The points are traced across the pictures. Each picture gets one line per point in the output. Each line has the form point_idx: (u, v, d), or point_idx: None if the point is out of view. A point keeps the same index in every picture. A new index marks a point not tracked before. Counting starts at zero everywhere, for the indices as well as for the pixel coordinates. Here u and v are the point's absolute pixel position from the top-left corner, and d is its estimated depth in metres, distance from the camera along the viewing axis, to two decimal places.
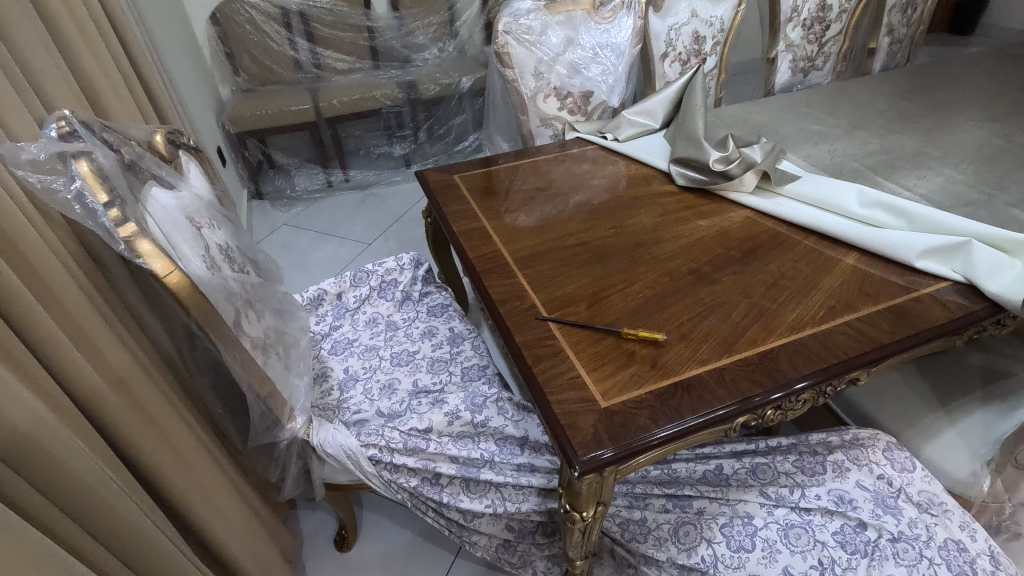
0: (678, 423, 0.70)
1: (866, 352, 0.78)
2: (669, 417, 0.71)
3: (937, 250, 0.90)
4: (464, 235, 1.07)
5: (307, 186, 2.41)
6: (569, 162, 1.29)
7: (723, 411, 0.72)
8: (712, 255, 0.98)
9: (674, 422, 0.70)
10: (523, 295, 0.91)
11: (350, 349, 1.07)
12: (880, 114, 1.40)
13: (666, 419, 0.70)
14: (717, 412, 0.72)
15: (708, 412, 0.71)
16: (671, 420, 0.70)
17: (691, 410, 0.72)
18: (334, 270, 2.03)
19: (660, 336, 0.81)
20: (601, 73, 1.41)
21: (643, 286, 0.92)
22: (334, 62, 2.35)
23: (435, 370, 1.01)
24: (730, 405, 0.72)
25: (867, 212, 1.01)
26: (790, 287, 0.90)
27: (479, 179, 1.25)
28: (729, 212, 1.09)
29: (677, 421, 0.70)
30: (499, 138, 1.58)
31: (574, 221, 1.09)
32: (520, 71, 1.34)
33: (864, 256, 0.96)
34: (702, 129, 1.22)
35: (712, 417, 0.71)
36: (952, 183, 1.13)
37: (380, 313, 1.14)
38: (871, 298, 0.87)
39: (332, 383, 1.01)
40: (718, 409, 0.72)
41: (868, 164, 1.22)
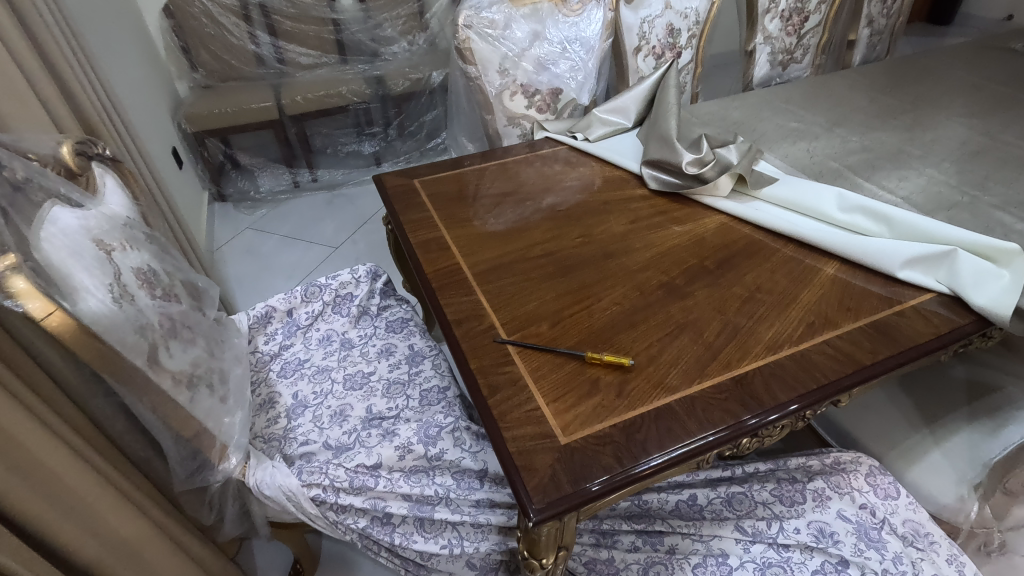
0: (653, 460, 0.64)
1: (847, 375, 0.73)
2: (639, 452, 0.65)
3: (920, 259, 0.85)
4: (421, 247, 0.99)
5: (272, 186, 2.31)
6: (536, 163, 1.23)
7: (702, 442, 0.66)
8: (684, 265, 0.91)
9: (653, 455, 0.65)
10: (481, 315, 0.84)
11: (301, 371, 1.00)
12: (860, 111, 1.35)
13: (636, 456, 0.64)
14: (694, 445, 0.66)
15: (684, 446, 0.66)
16: (642, 456, 0.65)
17: (662, 445, 0.66)
18: (298, 276, 1.94)
19: (627, 361, 0.74)
20: (570, 70, 1.34)
21: (610, 302, 0.85)
22: (298, 56, 2.25)
23: (391, 395, 0.95)
24: (709, 436, 0.67)
25: (848, 217, 0.95)
26: (766, 301, 0.84)
27: (440, 183, 1.17)
28: (703, 217, 1.03)
29: (651, 458, 0.64)
30: (464, 138, 1.49)
31: (539, 230, 1.02)
32: (484, 68, 1.26)
33: (844, 264, 0.90)
34: (675, 129, 1.15)
35: (690, 450, 0.65)
36: (934, 184, 1.08)
37: (334, 330, 1.07)
38: (852, 313, 0.81)
39: (279, 411, 0.94)
40: (697, 442, 0.66)
41: (848, 164, 1.16)
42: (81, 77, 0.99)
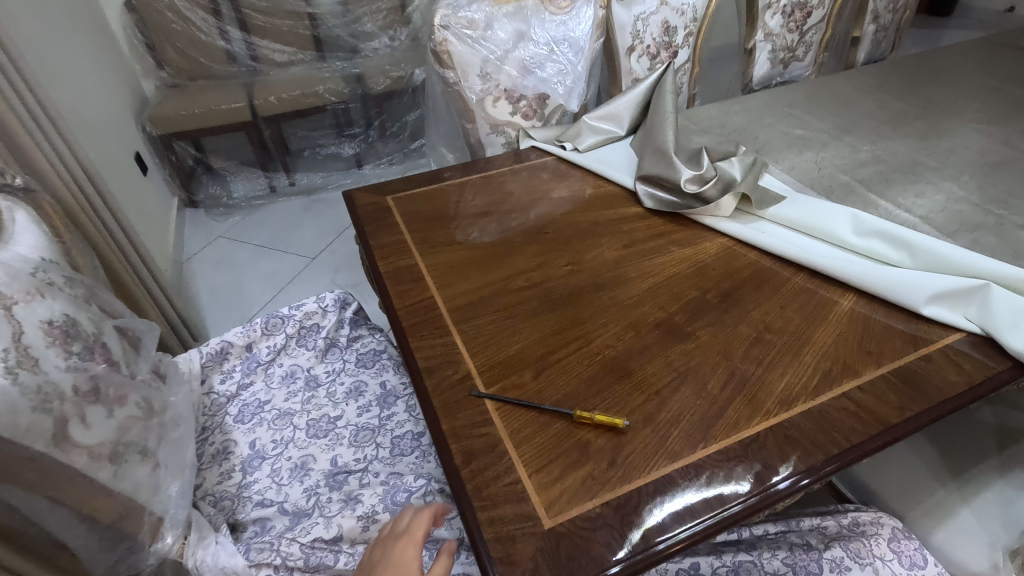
0: (675, 535, 0.56)
1: (872, 437, 0.63)
2: (658, 524, 0.57)
3: (947, 294, 0.76)
4: (392, 277, 0.89)
5: (246, 191, 2.20)
6: (521, 175, 1.13)
7: (720, 497, 0.59)
8: (684, 299, 0.82)
9: (683, 526, 0.57)
10: (455, 361, 0.74)
11: (260, 416, 0.90)
12: (869, 116, 1.25)
13: (652, 532, 0.56)
14: (718, 516, 0.58)
15: (711, 514, 0.58)
16: (663, 528, 0.57)
17: (685, 516, 0.58)
18: (272, 289, 1.83)
19: (622, 422, 0.65)
20: (558, 73, 1.22)
21: (600, 345, 0.76)
22: (272, 53, 2.12)
23: (359, 444, 0.86)
24: (731, 492, 0.60)
25: (864, 242, 0.86)
26: (777, 343, 0.75)
27: (416, 199, 1.07)
28: (703, 240, 0.93)
29: (673, 529, 0.57)
30: (444, 147, 1.38)
31: (523, 255, 0.92)
32: (463, 72, 1.16)
33: (863, 296, 0.81)
34: (673, 140, 1.06)
35: (718, 521, 0.57)
36: (954, 201, 0.98)
37: (299, 365, 0.97)
38: (873, 357, 0.72)
39: (233, 464, 0.84)
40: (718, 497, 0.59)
41: (860, 177, 1.06)
42: (44, 145, 0.97)
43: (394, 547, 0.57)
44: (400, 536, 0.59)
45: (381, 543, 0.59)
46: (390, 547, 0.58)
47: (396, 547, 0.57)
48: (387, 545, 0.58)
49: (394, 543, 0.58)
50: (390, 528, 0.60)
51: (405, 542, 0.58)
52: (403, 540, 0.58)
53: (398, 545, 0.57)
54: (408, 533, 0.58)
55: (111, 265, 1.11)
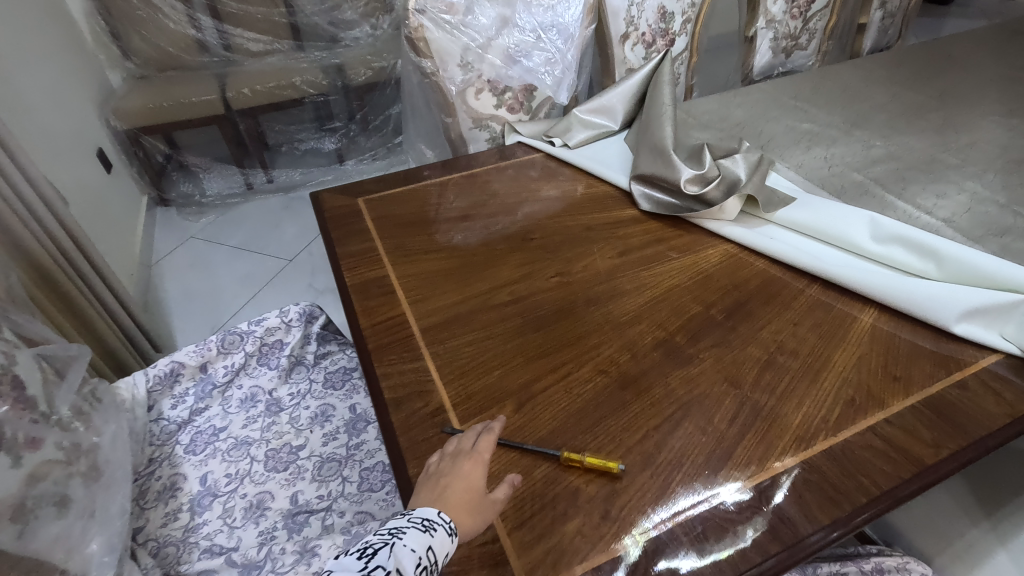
0: (673, 557, 0.51)
1: (904, 482, 0.55)
2: (658, 549, 0.51)
3: (980, 310, 0.68)
4: (359, 290, 0.80)
5: (221, 189, 2.09)
6: (506, 174, 1.03)
7: (717, 505, 0.54)
8: (685, 316, 0.73)
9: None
10: (427, 391, 0.65)
11: (214, 446, 0.81)
12: (880, 108, 1.16)
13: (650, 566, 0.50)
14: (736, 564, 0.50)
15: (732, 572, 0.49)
16: (664, 551, 0.51)
17: (686, 537, 0.52)
18: (246, 292, 1.73)
19: (617, 467, 0.56)
20: (545, 63, 1.13)
21: (592, 371, 0.67)
22: (246, 42, 2.01)
23: (323, 479, 0.77)
24: (727, 498, 0.54)
25: (883, 249, 0.78)
26: (791, 367, 0.66)
27: (389, 202, 0.97)
28: (705, 247, 0.85)
29: (671, 550, 0.51)
30: (423, 143, 1.28)
31: (506, 265, 0.83)
32: (442, 61, 1.06)
33: (884, 311, 0.72)
34: (670, 136, 0.97)
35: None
36: (978, 202, 0.90)
37: (259, 388, 0.88)
38: (901, 385, 0.63)
39: (181, 503, 0.75)
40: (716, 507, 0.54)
41: (874, 175, 0.97)
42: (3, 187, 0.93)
43: (460, 465, 0.52)
44: (466, 454, 0.53)
45: (444, 459, 0.54)
46: (456, 463, 0.53)
47: (461, 464, 0.52)
48: (451, 462, 0.53)
49: (459, 460, 0.53)
50: (453, 444, 0.55)
51: (471, 461, 0.53)
52: (468, 458, 0.53)
53: (463, 464, 0.52)
54: (475, 452, 0.53)
55: (73, 301, 1.06)
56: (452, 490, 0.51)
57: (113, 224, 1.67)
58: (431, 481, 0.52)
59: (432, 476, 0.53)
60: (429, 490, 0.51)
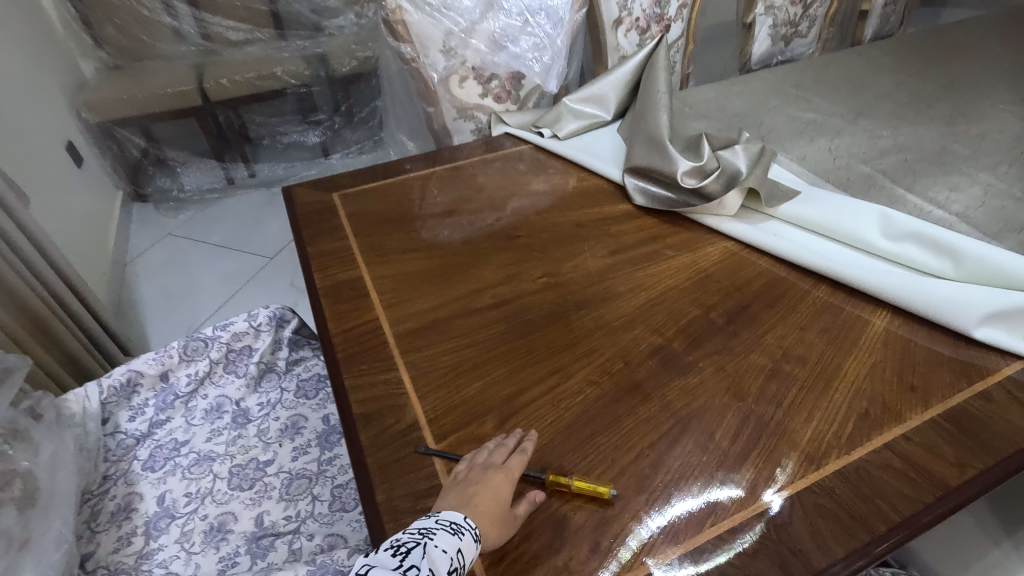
0: (667, 565, 0.47)
1: (928, 506, 0.49)
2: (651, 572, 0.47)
3: (1003, 313, 0.62)
4: (330, 292, 0.74)
5: (200, 184, 2.02)
6: (493, 167, 0.97)
7: (714, 504, 0.50)
8: (683, 320, 0.67)
9: None
10: (399, 406, 0.59)
11: (174, 462, 0.75)
12: (886, 97, 1.10)
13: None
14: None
15: None
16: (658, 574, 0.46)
17: (682, 539, 0.48)
18: (224, 293, 1.66)
19: (608, 493, 0.51)
20: (534, 48, 1.07)
21: (581, 382, 0.61)
22: (225, 31, 1.93)
23: (291, 498, 0.71)
24: (723, 497, 0.51)
25: (895, 247, 0.72)
26: (799, 377, 0.60)
27: (367, 197, 0.91)
28: (703, 244, 0.79)
29: (665, 554, 0.47)
30: (405, 135, 1.22)
31: (490, 265, 0.77)
32: (423, 46, 0.99)
33: (898, 314, 0.67)
34: (666, 125, 0.91)
35: None
36: (993, 195, 0.84)
37: (225, 398, 0.82)
38: (919, 396, 0.58)
39: (135, 526, 0.69)
40: (711, 504, 0.50)
41: (881, 168, 0.91)
42: None
43: (490, 477, 0.51)
44: (497, 467, 0.52)
45: (472, 467, 0.52)
46: (486, 473, 0.51)
47: (491, 476, 0.51)
48: (482, 471, 0.51)
49: (490, 471, 0.51)
50: (482, 454, 0.53)
51: (501, 474, 0.51)
52: (500, 471, 0.51)
53: (493, 476, 0.51)
54: (507, 468, 0.51)
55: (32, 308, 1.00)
56: (481, 498, 0.49)
57: (82, 221, 1.61)
58: (459, 486, 0.51)
59: (459, 482, 0.51)
60: (456, 493, 0.50)
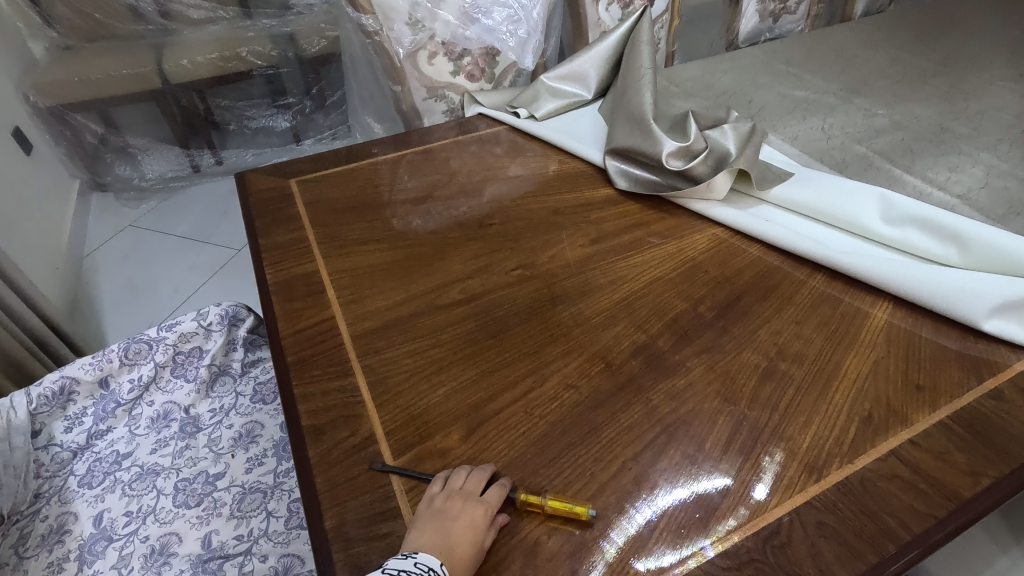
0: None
1: (941, 522, 0.44)
2: None
3: (1014, 304, 0.57)
4: (283, 289, 0.67)
5: (162, 171, 1.92)
6: (468, 150, 0.90)
7: (706, 518, 0.45)
8: (668, 315, 0.62)
9: None
10: (355, 418, 0.53)
11: (114, 477, 0.68)
12: (881, 73, 1.05)
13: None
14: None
15: None
16: None
17: (671, 541, 0.44)
18: (187, 288, 1.57)
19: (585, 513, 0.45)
20: (507, 20, 0.98)
21: (557, 386, 0.55)
22: (186, 9, 1.79)
23: (243, 515, 0.65)
24: (712, 488, 0.47)
25: (895, 232, 0.67)
26: (796, 376, 0.55)
27: (328, 183, 0.84)
28: (690, 231, 0.73)
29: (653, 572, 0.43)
30: (371, 116, 1.15)
31: (459, 256, 0.70)
32: (387, 19, 0.92)
33: (899, 306, 0.62)
34: (650, 103, 0.84)
35: None
36: (996, 175, 0.79)
37: (173, 405, 0.75)
38: (926, 395, 0.53)
39: (68, 550, 0.62)
40: (701, 496, 0.46)
41: (878, 148, 0.86)
42: None
43: (468, 509, 0.44)
44: (475, 498, 0.45)
45: (446, 495, 0.46)
46: (464, 505, 0.45)
47: (471, 509, 0.44)
48: (460, 502, 0.45)
49: (469, 503, 0.45)
50: (458, 479, 0.47)
51: (480, 507, 0.45)
52: (480, 503, 0.45)
53: (471, 508, 0.44)
54: (486, 500, 0.45)
55: None
56: (457, 538, 0.43)
57: (30, 213, 1.51)
58: (434, 521, 0.44)
59: (434, 513, 0.45)
60: (432, 532, 0.44)
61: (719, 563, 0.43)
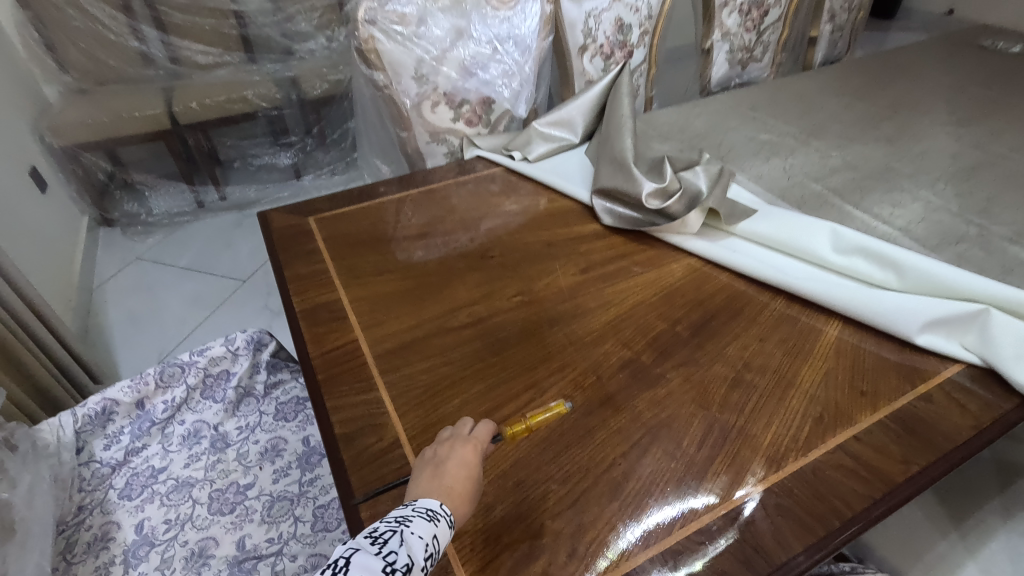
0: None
1: (879, 501, 0.53)
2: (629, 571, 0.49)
3: (942, 321, 0.68)
4: (308, 316, 0.75)
5: (170, 208, 2.02)
6: (465, 189, 1.00)
7: (684, 500, 0.54)
8: (651, 334, 0.71)
9: None
10: (380, 425, 0.61)
11: (152, 489, 0.75)
12: (835, 118, 1.18)
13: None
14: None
15: None
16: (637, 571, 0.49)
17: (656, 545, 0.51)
18: (195, 316, 1.64)
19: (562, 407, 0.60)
20: (503, 75, 1.11)
21: (555, 396, 0.64)
22: (194, 55, 1.94)
23: (273, 520, 0.72)
24: (699, 505, 0.54)
25: (845, 261, 0.77)
26: (759, 385, 0.64)
27: (343, 220, 0.93)
28: (668, 261, 0.83)
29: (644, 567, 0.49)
30: (378, 158, 1.25)
31: (464, 284, 0.80)
32: (395, 74, 1.02)
33: (849, 325, 0.71)
34: (630, 148, 0.95)
35: None
36: (932, 210, 0.90)
37: (203, 423, 0.82)
38: (868, 400, 0.62)
39: (113, 555, 0.68)
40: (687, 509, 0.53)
41: (832, 186, 0.98)
42: None
43: (457, 449, 0.51)
44: (463, 440, 0.52)
45: (437, 445, 0.52)
46: (453, 446, 0.51)
47: (459, 449, 0.51)
48: (449, 446, 0.52)
49: (457, 444, 0.52)
50: (445, 432, 0.54)
51: (468, 445, 0.52)
52: (467, 443, 0.52)
53: (460, 447, 0.51)
54: (472, 439, 0.53)
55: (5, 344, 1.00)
56: (452, 478, 0.49)
57: (45, 246, 1.59)
58: (428, 467, 0.50)
59: (427, 461, 0.51)
60: (427, 479, 0.49)
61: (696, 539, 0.51)
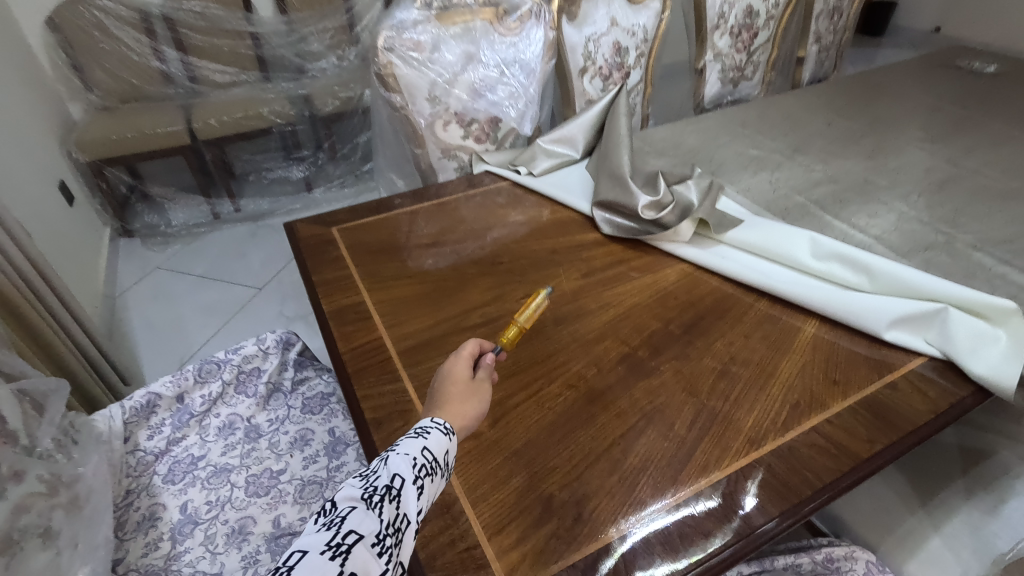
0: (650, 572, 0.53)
1: (845, 474, 0.61)
2: (628, 533, 0.56)
3: (907, 319, 0.76)
4: (336, 317, 0.83)
5: (186, 220, 2.10)
6: (474, 201, 1.08)
7: (676, 474, 0.61)
8: (646, 332, 0.79)
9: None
10: (406, 411, 0.69)
11: (193, 474, 0.82)
12: (819, 134, 1.26)
13: (625, 568, 0.54)
14: (700, 562, 0.54)
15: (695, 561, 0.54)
16: (636, 535, 0.56)
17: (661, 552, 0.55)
18: (214, 321, 1.72)
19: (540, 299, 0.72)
20: (509, 96, 1.20)
21: (561, 386, 0.71)
22: (212, 74, 2.06)
23: (304, 502, 0.79)
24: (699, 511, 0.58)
25: (822, 266, 0.85)
26: (742, 376, 0.72)
27: (364, 230, 1.01)
28: (663, 267, 0.91)
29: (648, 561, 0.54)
30: (393, 172, 1.33)
31: (477, 288, 0.87)
32: (410, 95, 1.11)
33: (825, 323, 0.79)
34: (627, 163, 1.04)
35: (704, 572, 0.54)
36: (905, 221, 0.99)
37: (237, 415, 0.89)
38: (840, 388, 0.70)
39: (161, 532, 0.75)
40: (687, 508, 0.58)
41: (814, 198, 1.06)
42: None
43: (444, 370, 0.58)
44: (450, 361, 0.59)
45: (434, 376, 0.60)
46: (442, 369, 0.58)
47: (446, 368, 0.58)
48: (440, 371, 0.59)
49: (445, 366, 0.58)
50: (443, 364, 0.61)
51: (452, 363, 0.58)
52: (452, 361, 0.58)
53: (446, 367, 0.58)
54: (456, 356, 0.59)
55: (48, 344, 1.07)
56: (443, 393, 0.55)
57: (71, 255, 1.67)
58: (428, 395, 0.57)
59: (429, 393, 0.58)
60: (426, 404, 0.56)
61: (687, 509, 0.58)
